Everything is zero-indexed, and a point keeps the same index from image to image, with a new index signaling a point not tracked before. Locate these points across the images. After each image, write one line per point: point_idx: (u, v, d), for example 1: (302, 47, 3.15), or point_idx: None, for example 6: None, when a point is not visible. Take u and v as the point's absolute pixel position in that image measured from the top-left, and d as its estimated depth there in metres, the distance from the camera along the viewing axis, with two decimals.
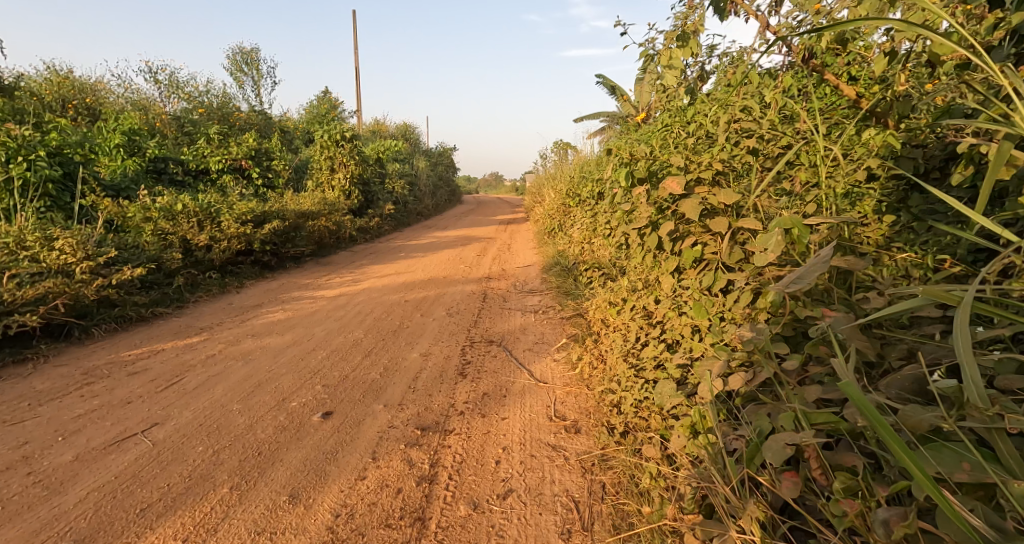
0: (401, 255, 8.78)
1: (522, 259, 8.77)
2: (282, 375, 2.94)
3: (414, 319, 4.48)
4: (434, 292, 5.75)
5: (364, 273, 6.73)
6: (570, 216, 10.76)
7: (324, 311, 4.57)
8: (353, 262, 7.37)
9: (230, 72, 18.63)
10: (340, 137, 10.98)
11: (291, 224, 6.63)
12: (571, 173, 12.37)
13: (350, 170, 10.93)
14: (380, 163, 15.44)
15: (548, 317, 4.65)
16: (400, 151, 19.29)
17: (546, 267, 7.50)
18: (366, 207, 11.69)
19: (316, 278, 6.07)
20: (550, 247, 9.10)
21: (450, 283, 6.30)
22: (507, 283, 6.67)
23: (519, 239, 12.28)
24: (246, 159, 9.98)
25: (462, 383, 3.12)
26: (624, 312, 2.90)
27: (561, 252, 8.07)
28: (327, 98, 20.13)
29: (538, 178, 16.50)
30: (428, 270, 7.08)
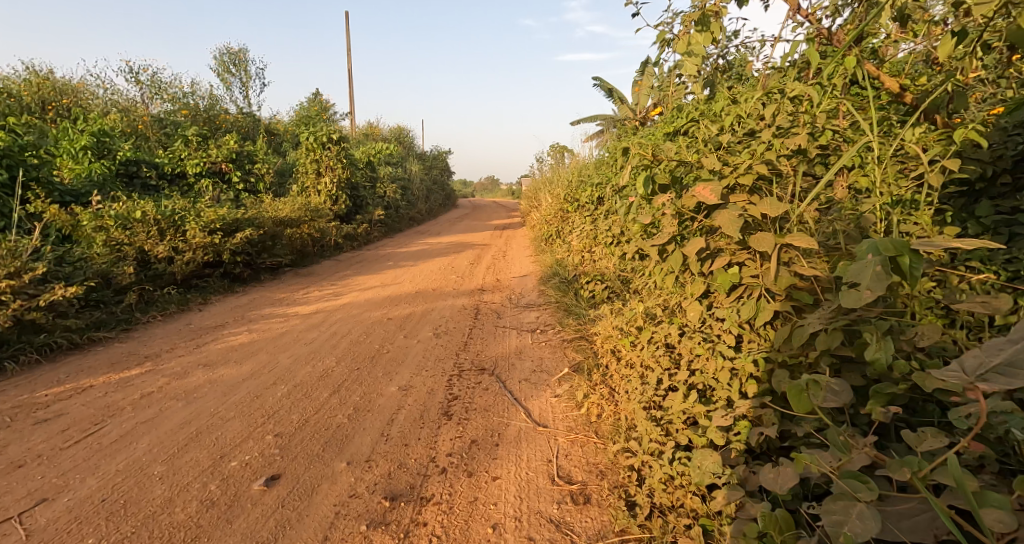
0: (390, 264, 8.30)
1: (518, 268, 8.30)
2: (228, 420, 2.44)
3: (396, 342, 3.99)
4: (422, 307, 5.26)
5: (347, 285, 6.25)
6: (568, 222, 10.29)
7: (296, 332, 4.08)
8: (336, 273, 6.88)
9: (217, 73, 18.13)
10: (326, 139, 10.49)
11: (267, 232, 6.15)
12: (569, 177, 11.92)
13: (336, 174, 10.44)
14: (371, 167, 14.96)
15: (546, 339, 4.16)
16: (392, 154, 18.79)
17: (544, 278, 7.02)
18: (354, 212, 11.20)
19: (293, 292, 5.59)
20: (548, 255, 8.63)
21: (440, 297, 5.81)
22: (501, 296, 6.19)
23: (516, 246, 11.83)
24: (226, 162, 9.49)
25: (447, 426, 2.63)
26: (640, 345, 2.42)
27: (559, 261, 7.60)
28: (317, 100, 19.63)
29: (534, 183, 16.09)
30: (416, 282, 6.59)
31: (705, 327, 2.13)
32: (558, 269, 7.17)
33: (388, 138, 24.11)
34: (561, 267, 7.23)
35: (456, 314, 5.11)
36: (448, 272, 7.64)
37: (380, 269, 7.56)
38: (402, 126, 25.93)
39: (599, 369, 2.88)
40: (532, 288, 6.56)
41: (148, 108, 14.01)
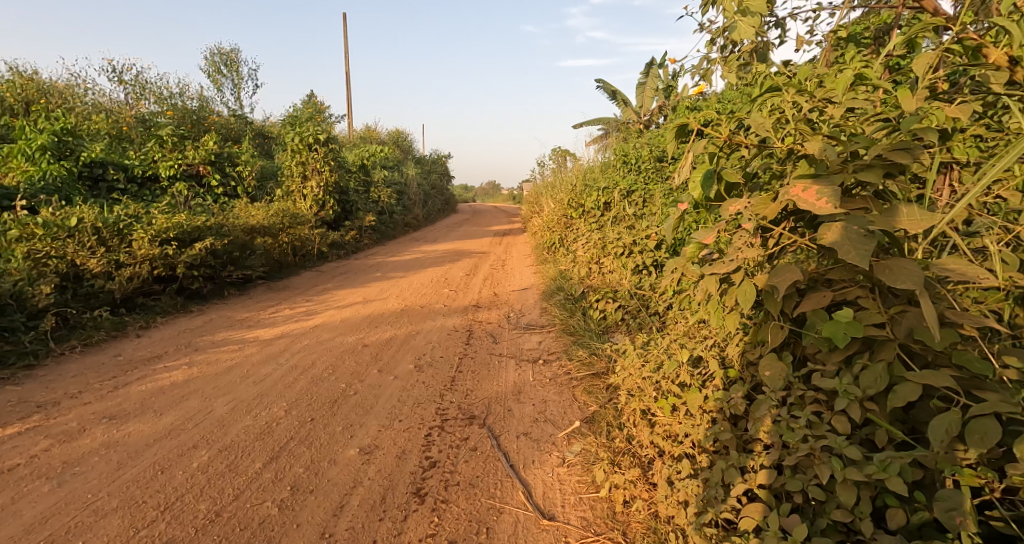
0: (378, 274, 7.62)
1: (518, 280, 7.62)
2: (105, 514, 1.74)
3: (367, 379, 3.28)
4: (406, 329, 4.57)
5: (325, 301, 5.55)
6: (572, 229, 9.61)
7: (249, 365, 3.38)
8: (315, 287, 6.19)
9: (208, 75, 17.52)
10: (313, 140, 9.80)
11: (234, 242, 5.48)
12: (572, 181, 11.23)
13: (323, 178, 9.76)
14: (364, 171, 14.30)
15: (550, 374, 3.47)
16: (388, 158, 18.14)
17: (546, 294, 6.30)
18: (343, 219, 10.51)
19: (260, 310, 4.90)
20: (550, 267, 7.93)
21: (428, 316, 5.11)
22: (498, 314, 5.48)
23: (515, 255, 11.14)
24: (204, 165, 8.83)
25: (417, 515, 1.92)
26: (694, 419, 1.73)
27: (564, 274, 6.90)
28: (311, 103, 19.00)
29: (536, 187, 15.46)
30: (403, 298, 5.88)
31: (794, 395, 1.44)
32: (563, 283, 6.46)
33: (386, 142, 23.47)
34: (566, 281, 6.52)
35: (444, 339, 4.40)
36: (440, 285, 6.93)
37: (366, 281, 6.86)
38: (401, 130, 25.33)
39: (623, 431, 2.18)
40: (533, 306, 5.82)
41: (132, 109, 13.39)
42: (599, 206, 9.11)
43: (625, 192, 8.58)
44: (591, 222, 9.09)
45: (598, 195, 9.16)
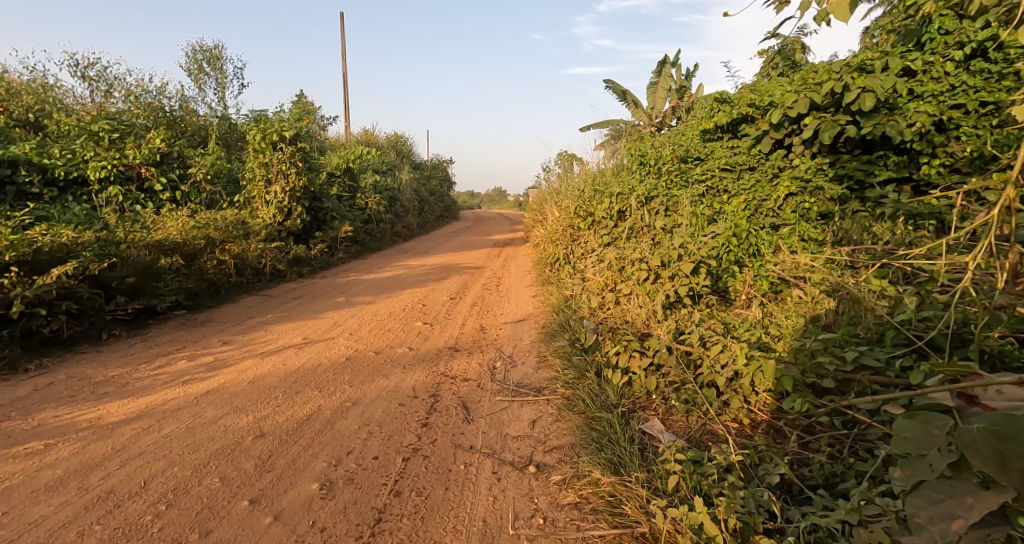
0: (343, 299, 6.30)
1: (512, 308, 6.29)
2: None
3: (218, 527, 1.89)
4: (344, 397, 3.21)
5: (249, 345, 4.16)
6: (579, 243, 8.25)
7: (25, 491, 2.00)
8: (248, 321, 4.85)
9: (190, 72, 16.25)
10: (278, 138, 8.51)
11: (128, 265, 4.14)
12: (579, 187, 9.89)
13: (289, 182, 8.45)
14: (349, 176, 13.05)
15: (548, 519, 2.10)
16: (380, 162, 16.89)
17: (545, 333, 4.86)
18: (316, 230, 9.20)
19: (142, 362, 3.52)
20: (552, 292, 6.51)
21: (380, 373, 3.72)
22: (481, 364, 4.13)
23: (514, 270, 9.79)
24: (147, 166, 7.53)
25: None
26: None
27: (569, 304, 5.50)
28: (300, 102, 17.74)
29: (539, 193, 14.12)
30: (358, 340, 4.50)
31: None
32: (566, 317, 5.07)
33: (382, 145, 22.27)
34: (571, 316, 5.10)
35: (392, 419, 3.00)
36: (412, 317, 5.55)
37: (320, 312, 5.50)
38: (398, 134, 24.15)
39: None
40: (526, 353, 4.39)
41: (94, 106, 12.16)
42: (612, 214, 7.85)
43: (643, 198, 7.58)
44: (601, 235, 7.74)
45: (611, 201, 7.92)
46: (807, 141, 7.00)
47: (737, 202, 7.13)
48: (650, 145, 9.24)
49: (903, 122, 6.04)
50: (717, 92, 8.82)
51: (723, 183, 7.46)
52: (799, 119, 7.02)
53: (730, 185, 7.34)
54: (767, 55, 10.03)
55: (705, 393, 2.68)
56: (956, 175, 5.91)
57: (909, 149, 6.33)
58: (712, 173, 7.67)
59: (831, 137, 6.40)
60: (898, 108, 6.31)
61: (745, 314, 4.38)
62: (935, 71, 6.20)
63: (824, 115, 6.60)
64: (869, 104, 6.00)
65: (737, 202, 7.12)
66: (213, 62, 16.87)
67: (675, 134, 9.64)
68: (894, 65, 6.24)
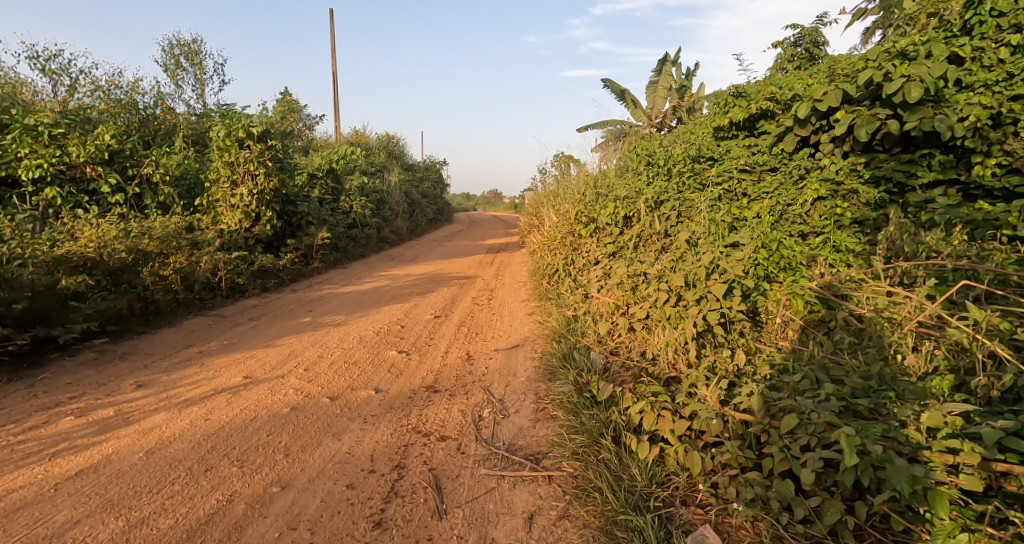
0: (310, 320, 5.45)
1: (505, 329, 5.46)
2: None
3: None
4: (272, 476, 2.35)
5: (172, 387, 3.31)
6: (579, 252, 7.44)
7: None
8: (182, 351, 4.00)
9: (167, 68, 15.28)
10: (244, 134, 7.63)
11: (13, 290, 3.32)
12: (579, 190, 9.08)
13: (256, 184, 7.59)
14: (332, 177, 12.20)
15: None
16: (368, 163, 16.04)
17: (543, 368, 4.01)
18: (288, 237, 8.35)
19: (12, 420, 2.69)
20: (551, 311, 5.66)
21: (332, 430, 2.87)
22: (464, 413, 3.30)
23: (509, 281, 8.96)
24: (92, 164, 6.66)
25: None
26: None
27: (572, 329, 4.65)
28: (284, 100, 16.85)
29: (535, 196, 13.32)
30: (314, 378, 3.65)
31: None
32: (569, 346, 4.23)
33: (373, 146, 21.42)
34: (575, 345, 4.26)
35: (332, 515, 2.15)
36: (383, 345, 4.69)
37: (276, 338, 4.64)
38: (389, 134, 23.29)
39: None
40: (520, 397, 3.55)
41: (54, 100, 11.20)
42: (617, 220, 7.05)
43: (652, 202, 6.79)
44: (605, 243, 6.94)
45: (616, 205, 7.11)
46: (838, 138, 6.23)
47: (759, 207, 6.33)
48: (658, 144, 8.45)
49: (953, 116, 5.20)
50: (732, 86, 8.05)
51: (742, 186, 6.65)
52: (828, 114, 6.27)
53: (750, 188, 6.53)
54: (782, 47, 9.22)
55: (778, 491, 1.86)
56: (1016, 176, 5.10)
57: (958, 146, 5.52)
58: (729, 174, 6.84)
59: (868, 134, 5.62)
60: (945, 100, 5.47)
61: (789, 347, 3.55)
62: (987, 58, 5.39)
63: (860, 109, 5.84)
64: (916, 95, 5.19)
65: (759, 207, 6.32)
66: (190, 57, 15.87)
67: (684, 133, 8.83)
68: (940, 51, 5.43)
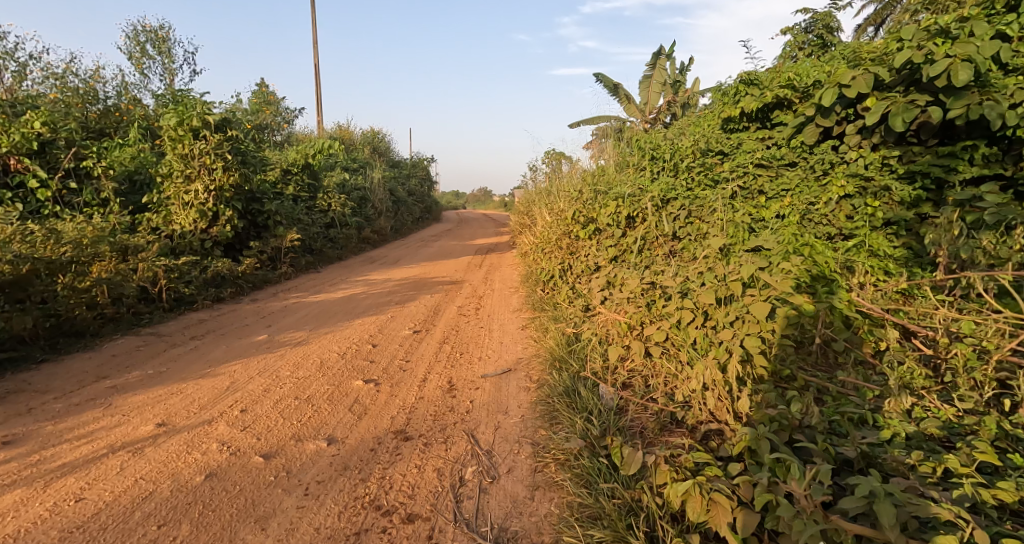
0: (266, 338, 4.66)
1: (496, 347, 4.73)
2: None
3: None
4: None
5: (54, 442, 2.54)
6: (576, 255, 6.73)
7: None
8: (87, 385, 3.22)
9: (131, 56, 14.35)
10: (199, 123, 6.77)
11: None
12: (574, 186, 8.38)
13: (212, 180, 6.76)
14: (308, 173, 11.38)
15: None
16: (349, 159, 15.22)
17: (539, 406, 3.27)
18: (253, 238, 7.54)
19: None
20: (548, 326, 4.92)
21: (254, 513, 2.10)
22: (441, 474, 2.55)
23: (499, 287, 8.22)
24: (17, 156, 5.83)
25: None
26: None
27: (575, 353, 3.92)
28: (261, 91, 15.96)
29: (527, 193, 12.59)
30: (248, 424, 2.85)
31: None
32: (572, 376, 3.50)
33: (355, 141, 20.55)
34: (579, 376, 3.53)
35: None
36: (348, 372, 3.92)
37: (217, 364, 3.84)
38: (374, 129, 22.43)
39: None
40: (512, 448, 2.80)
41: None
42: (619, 220, 6.35)
43: (658, 200, 6.10)
44: (606, 247, 6.26)
45: (618, 203, 6.41)
46: (866, 129, 5.52)
47: (779, 206, 5.70)
48: (662, 137, 7.76)
49: (1006, 102, 4.49)
50: (742, 74, 7.36)
51: (759, 182, 5.95)
52: (857, 101, 5.57)
53: (767, 185, 5.84)
54: (792, 34, 8.53)
55: None
56: None
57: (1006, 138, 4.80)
58: (743, 169, 6.14)
59: (905, 124, 4.93)
60: (992, 86, 4.77)
61: (847, 383, 2.85)
62: None
63: (894, 96, 5.15)
64: (964, 79, 4.49)
65: (780, 206, 5.70)
66: (157, 44, 14.92)
67: (688, 126, 8.13)
68: (986, 30, 4.73)
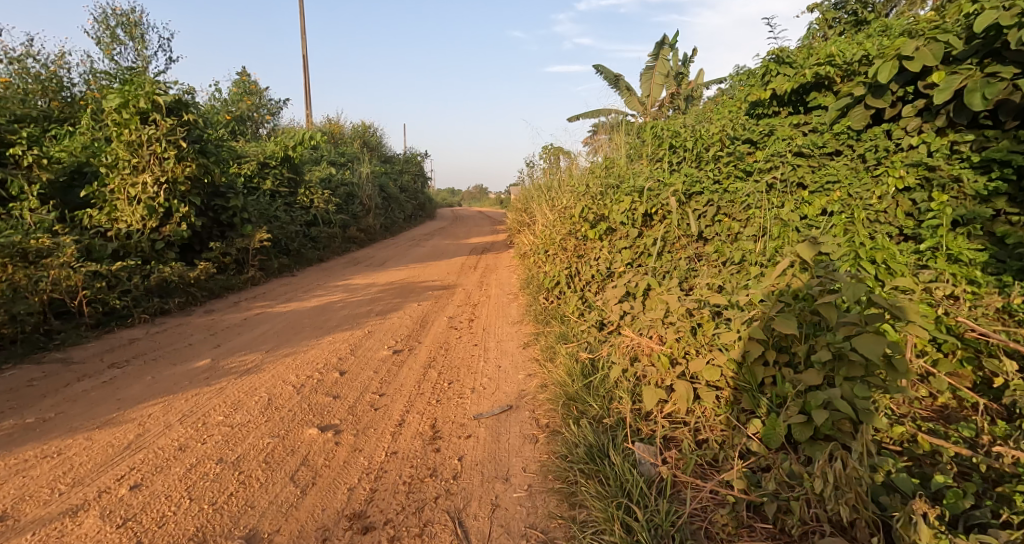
0: (211, 363, 3.81)
1: (493, 376, 3.87)
2: None
3: None
4: None
5: None
6: (584, 258, 5.89)
7: None
8: None
9: (100, 41, 13.39)
10: (148, 106, 5.84)
11: None
12: (575, 182, 7.48)
13: (163, 171, 5.87)
14: (288, 167, 10.46)
15: None
16: (335, 152, 14.31)
17: (553, 476, 2.43)
18: (216, 239, 6.66)
19: None
20: (557, 351, 4.03)
21: None
22: None
23: (496, 292, 7.38)
24: None
25: None
26: None
27: (598, 393, 3.05)
28: (241, 81, 15.01)
29: (525, 189, 11.71)
30: (131, 516, 2.00)
31: None
32: (597, 427, 2.68)
33: (345, 135, 19.60)
34: (607, 429, 2.67)
35: None
36: (303, 414, 3.04)
37: (132, 402, 2.96)
38: (365, 122, 21.48)
39: None
40: None
41: None
42: (635, 219, 5.49)
43: (681, 196, 5.26)
44: (619, 249, 5.43)
45: (634, 198, 5.54)
46: (929, 110, 4.21)
47: (825, 201, 4.50)
48: (680, 123, 6.89)
49: None
50: (773, 52, 6.46)
51: (799, 173, 4.79)
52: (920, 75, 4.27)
53: (809, 177, 4.69)
54: (821, 10, 7.62)
55: None
56: None
57: None
58: (781, 159, 5.02)
59: (985, 103, 3.63)
60: None
61: (999, 451, 1.98)
62: None
63: (969, 69, 3.88)
64: None
65: (826, 201, 4.48)
66: (129, 28, 13.92)
67: (708, 113, 7.25)
68: None
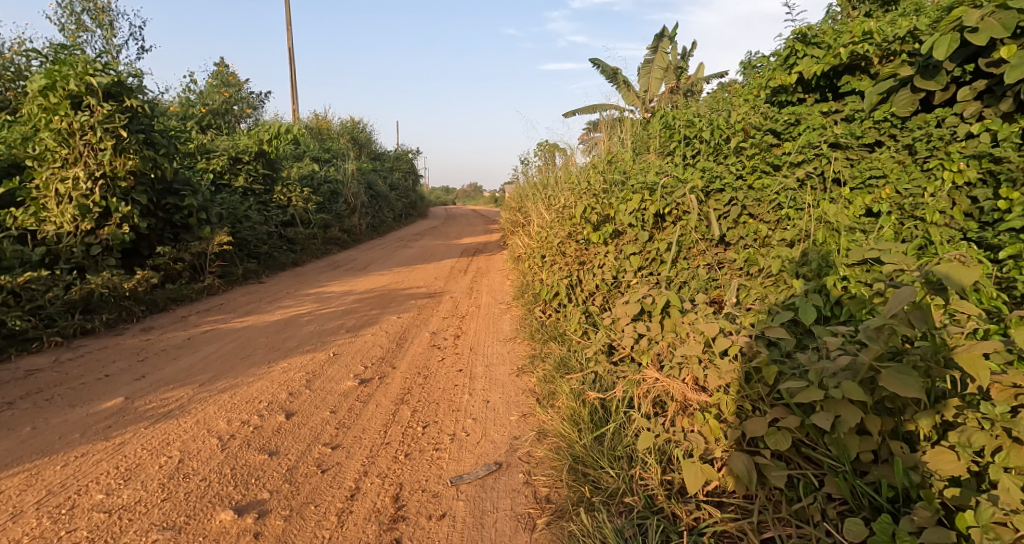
0: (125, 402, 3.05)
1: (479, 417, 3.12)
2: None
3: None
4: None
5: None
6: (586, 264, 5.14)
7: None
8: None
9: (65, 28, 12.55)
10: (80, 88, 5.05)
11: None
12: (574, 179, 6.73)
13: (98, 164, 5.08)
14: (263, 162, 9.66)
15: None
16: (319, 148, 13.50)
17: None
18: (167, 242, 5.87)
19: None
20: (559, 385, 3.28)
21: None
22: None
23: (488, 302, 6.62)
24: None
25: None
26: None
27: (620, 457, 2.32)
28: (219, 72, 14.19)
29: (519, 188, 10.92)
30: None
31: None
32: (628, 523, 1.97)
33: (332, 130, 18.77)
34: (636, 526, 1.92)
35: None
36: (222, 482, 2.29)
37: None
38: (353, 118, 20.64)
39: None
40: None
41: None
42: (644, 220, 4.73)
43: (700, 193, 4.51)
44: (627, 255, 4.70)
45: (643, 196, 4.79)
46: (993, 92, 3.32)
47: (869, 200, 3.59)
48: (692, 112, 6.14)
49: None
50: (797, 31, 5.71)
51: (836, 169, 3.90)
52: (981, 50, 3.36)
53: (848, 172, 3.81)
54: None
55: None
56: None
57: None
58: (815, 149, 4.10)
59: None
60: None
61: None
62: None
63: None
64: None
65: (871, 199, 3.56)
66: (97, 15, 13.07)
67: (722, 102, 6.49)
68: None
